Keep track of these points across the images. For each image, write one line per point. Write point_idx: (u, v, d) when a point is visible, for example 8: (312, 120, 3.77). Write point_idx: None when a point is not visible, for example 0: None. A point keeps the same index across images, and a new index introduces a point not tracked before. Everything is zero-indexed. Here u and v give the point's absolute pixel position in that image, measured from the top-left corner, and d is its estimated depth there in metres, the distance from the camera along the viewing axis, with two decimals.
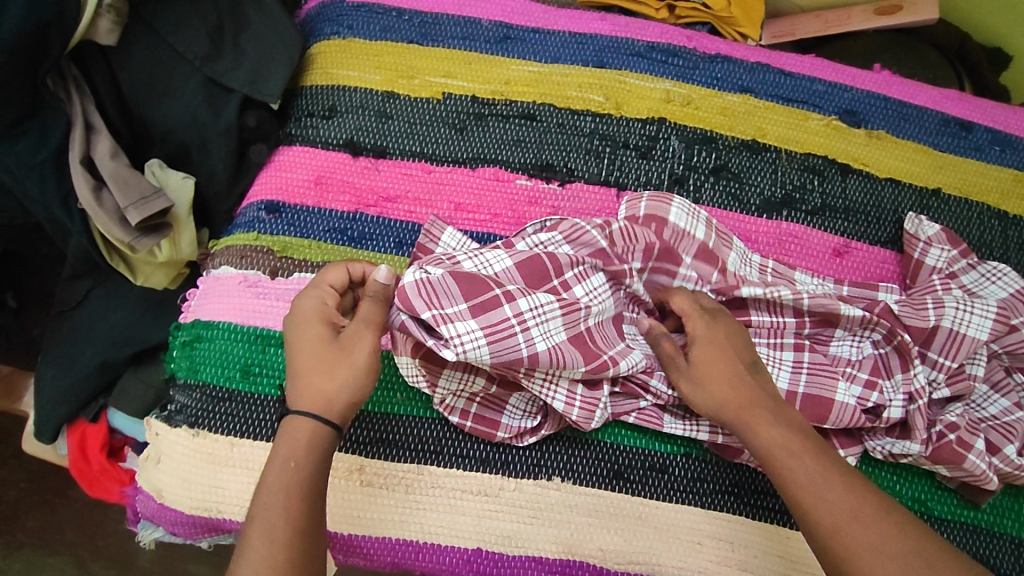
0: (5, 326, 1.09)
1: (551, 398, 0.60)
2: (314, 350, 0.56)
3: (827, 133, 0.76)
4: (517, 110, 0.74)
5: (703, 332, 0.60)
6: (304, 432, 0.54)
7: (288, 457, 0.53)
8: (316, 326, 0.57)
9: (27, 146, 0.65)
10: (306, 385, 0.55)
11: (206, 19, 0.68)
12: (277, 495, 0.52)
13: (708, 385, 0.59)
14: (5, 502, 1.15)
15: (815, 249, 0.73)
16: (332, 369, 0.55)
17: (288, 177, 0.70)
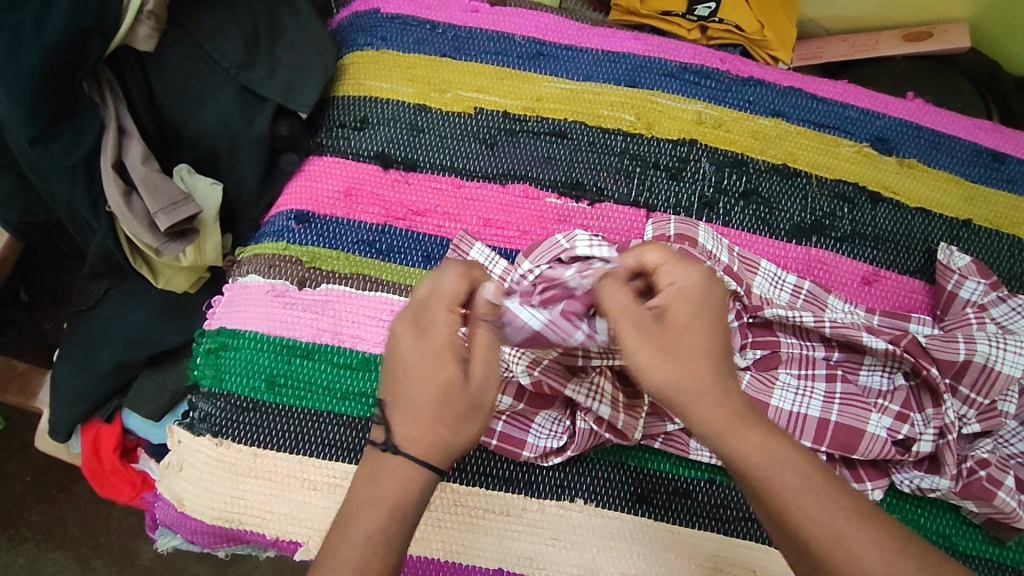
0: (17, 320, 1.09)
1: (596, 407, 0.60)
2: (429, 385, 0.49)
3: (858, 160, 0.76)
4: (548, 128, 0.74)
5: (677, 288, 0.52)
6: (399, 480, 0.48)
7: (381, 504, 0.47)
8: (445, 361, 0.49)
9: (61, 149, 0.65)
10: (408, 425, 0.49)
11: (244, 27, 0.69)
12: (377, 543, 0.46)
13: (681, 357, 0.50)
14: (9, 496, 1.14)
15: (844, 276, 0.72)
16: (451, 414, 0.49)
17: (318, 187, 0.70)
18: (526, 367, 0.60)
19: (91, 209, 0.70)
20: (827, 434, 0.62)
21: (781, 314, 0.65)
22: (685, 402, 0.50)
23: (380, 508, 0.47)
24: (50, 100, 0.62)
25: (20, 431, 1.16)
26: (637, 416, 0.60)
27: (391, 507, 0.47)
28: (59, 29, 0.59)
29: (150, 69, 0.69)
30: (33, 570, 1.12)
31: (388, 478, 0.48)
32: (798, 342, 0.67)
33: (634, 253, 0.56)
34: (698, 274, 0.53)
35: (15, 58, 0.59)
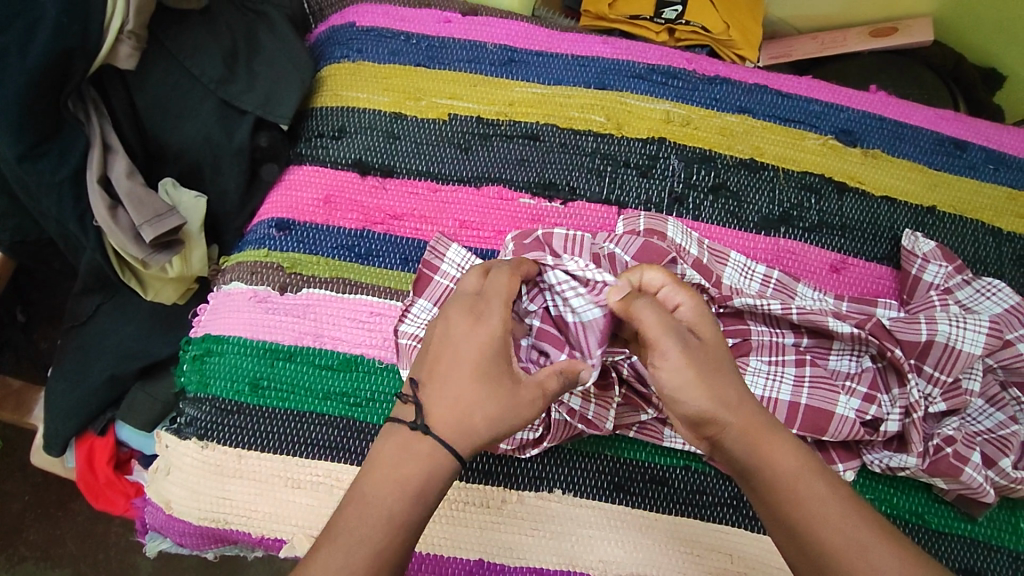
0: (12, 340, 1.11)
1: (567, 398, 0.61)
2: (474, 375, 0.51)
3: (823, 152, 0.78)
4: (521, 131, 0.76)
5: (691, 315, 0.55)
6: (423, 464, 0.49)
7: (400, 490, 0.48)
8: (498, 357, 0.52)
9: (47, 166, 0.67)
10: (449, 410, 0.51)
11: (222, 44, 0.71)
12: (390, 524, 0.47)
13: (716, 377, 0.52)
14: (8, 515, 1.15)
15: (813, 264, 0.74)
16: (494, 411, 0.51)
17: (298, 196, 0.72)
18: None
19: (78, 224, 0.72)
20: (798, 416, 0.64)
21: (750, 303, 0.67)
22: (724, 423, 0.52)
23: (398, 493, 0.48)
24: (36, 119, 0.64)
25: (18, 450, 1.18)
26: (607, 405, 0.62)
27: (414, 494, 0.48)
28: (42, 50, 0.61)
29: (133, 86, 0.71)
30: None
31: (416, 462, 0.49)
32: (767, 330, 0.69)
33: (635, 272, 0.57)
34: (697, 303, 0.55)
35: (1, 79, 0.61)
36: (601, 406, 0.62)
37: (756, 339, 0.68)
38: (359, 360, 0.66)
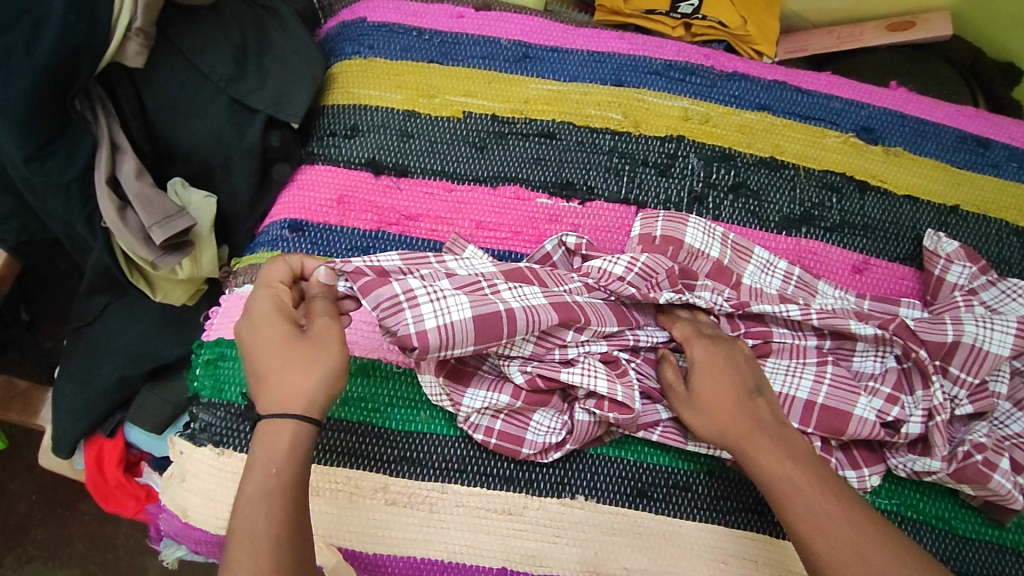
0: (16, 339, 1.09)
1: (595, 381, 0.60)
2: (278, 350, 0.55)
3: (844, 151, 0.77)
4: (537, 129, 0.75)
5: (702, 358, 0.62)
6: (282, 436, 0.53)
7: (263, 467, 0.53)
8: (278, 325, 0.56)
9: (55, 167, 0.66)
10: (276, 387, 0.54)
11: (231, 40, 0.69)
12: (261, 502, 0.51)
13: (717, 411, 0.59)
14: (16, 514, 1.15)
15: (834, 265, 0.73)
16: (300, 367, 0.55)
17: (311, 196, 0.71)
18: (519, 363, 0.62)
19: (86, 226, 0.71)
20: (813, 417, 0.63)
21: (769, 310, 0.66)
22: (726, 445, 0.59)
23: (268, 472, 0.52)
24: (43, 120, 0.63)
25: (24, 450, 1.17)
26: (632, 386, 0.62)
27: (283, 463, 0.53)
28: (49, 48, 0.59)
29: (141, 85, 0.69)
30: None
31: (275, 445, 0.53)
32: (789, 333, 0.67)
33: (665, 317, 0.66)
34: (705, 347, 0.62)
35: (7, 79, 0.59)
36: (630, 388, 0.61)
37: (778, 343, 0.67)
38: (377, 367, 0.65)
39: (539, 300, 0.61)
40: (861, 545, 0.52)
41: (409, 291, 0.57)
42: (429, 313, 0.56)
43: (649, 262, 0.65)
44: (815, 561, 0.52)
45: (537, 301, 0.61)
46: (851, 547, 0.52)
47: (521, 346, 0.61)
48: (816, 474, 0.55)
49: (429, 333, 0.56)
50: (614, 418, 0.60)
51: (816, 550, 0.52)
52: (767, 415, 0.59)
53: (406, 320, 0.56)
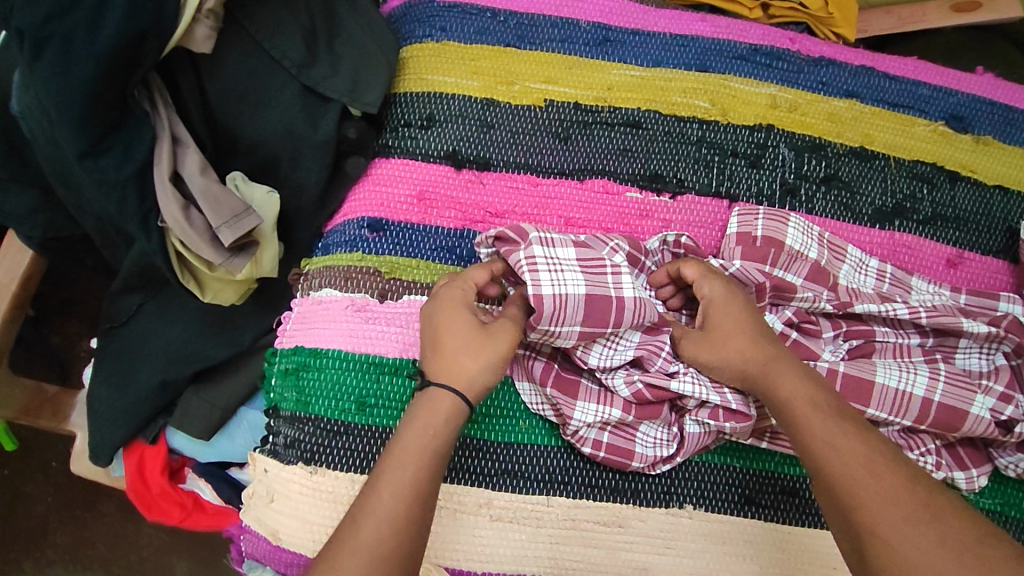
0: (24, 336, 1.04)
1: (707, 395, 0.59)
2: (459, 332, 0.55)
3: (934, 139, 0.75)
4: (622, 118, 0.71)
5: (718, 294, 0.59)
6: (441, 403, 0.53)
7: (418, 427, 0.52)
8: (462, 313, 0.56)
9: (112, 163, 0.59)
10: (449, 356, 0.54)
11: (301, 23, 0.64)
12: (412, 457, 0.50)
13: (730, 342, 0.58)
14: (30, 517, 1.07)
15: (928, 260, 0.71)
16: (470, 347, 0.55)
17: (389, 192, 0.67)
18: (625, 378, 0.60)
19: (141, 225, 0.62)
20: (930, 413, 0.61)
21: (874, 309, 0.64)
22: (751, 380, 0.57)
23: (422, 432, 0.52)
24: (103, 112, 0.57)
25: (38, 450, 1.09)
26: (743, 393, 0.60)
27: (441, 431, 0.52)
28: (114, 32, 0.54)
29: (204, 73, 0.63)
30: None
31: (438, 412, 0.53)
32: (892, 332, 0.66)
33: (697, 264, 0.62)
34: (726, 287, 0.60)
35: (68, 67, 0.54)
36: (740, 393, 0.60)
37: (881, 343, 0.65)
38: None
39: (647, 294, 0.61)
40: (880, 471, 0.50)
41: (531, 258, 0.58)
42: (546, 279, 0.57)
43: (741, 274, 0.65)
44: (833, 485, 0.50)
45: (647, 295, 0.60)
46: (869, 469, 0.50)
47: (623, 353, 0.60)
48: (851, 426, 0.52)
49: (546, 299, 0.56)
50: (732, 426, 0.59)
51: (834, 474, 0.50)
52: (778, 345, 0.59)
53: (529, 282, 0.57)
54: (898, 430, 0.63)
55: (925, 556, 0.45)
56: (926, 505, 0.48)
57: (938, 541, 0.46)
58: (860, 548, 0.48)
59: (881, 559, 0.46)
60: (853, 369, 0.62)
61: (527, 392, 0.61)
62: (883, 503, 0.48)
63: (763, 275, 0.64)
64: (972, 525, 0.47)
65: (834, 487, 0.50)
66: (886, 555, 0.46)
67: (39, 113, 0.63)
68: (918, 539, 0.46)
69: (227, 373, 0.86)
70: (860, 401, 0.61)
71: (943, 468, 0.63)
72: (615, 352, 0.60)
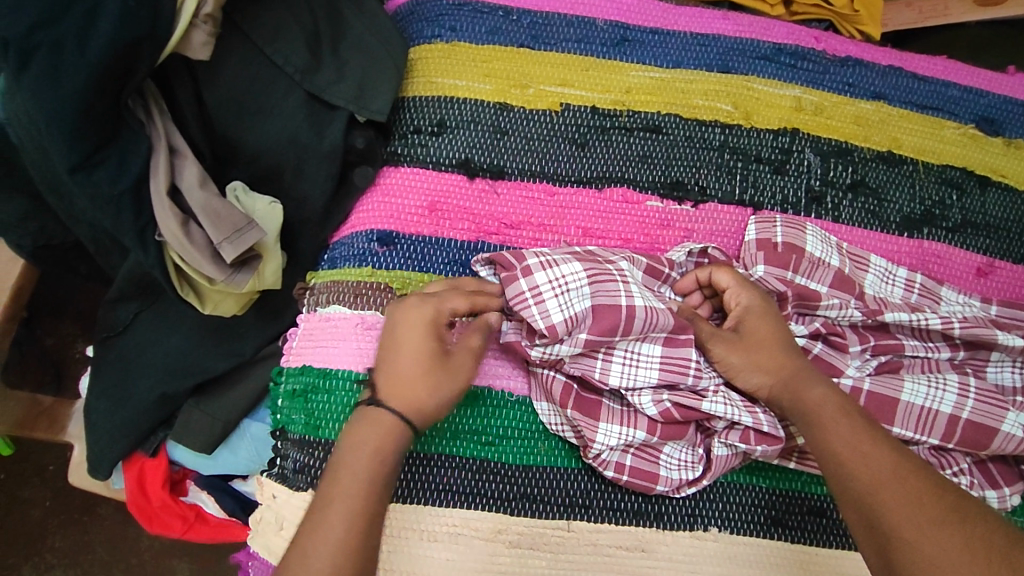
0: (15, 337, 1.01)
1: (737, 415, 0.56)
2: (417, 358, 0.53)
3: (964, 143, 0.72)
4: (641, 122, 0.67)
5: (753, 303, 0.58)
6: (382, 429, 0.51)
7: (366, 448, 0.50)
8: (430, 339, 0.53)
9: (106, 177, 0.55)
10: (393, 381, 0.52)
11: (304, 25, 0.60)
12: (359, 482, 0.48)
13: (753, 347, 0.57)
14: (27, 522, 1.04)
15: (958, 268, 0.69)
16: (431, 374, 0.52)
17: (398, 204, 0.64)
18: (652, 398, 0.57)
19: (138, 240, 0.59)
20: (957, 430, 0.58)
21: (905, 318, 0.61)
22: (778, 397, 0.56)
23: (364, 452, 0.49)
24: (95, 124, 0.53)
25: (34, 455, 1.06)
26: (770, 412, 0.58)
27: (385, 455, 0.50)
28: (106, 39, 0.50)
29: (201, 80, 0.60)
30: None
31: (381, 436, 0.50)
32: (922, 346, 0.62)
33: (706, 270, 0.61)
34: (758, 295, 0.59)
35: (56, 78, 0.50)
36: (769, 414, 0.58)
37: (910, 355, 0.62)
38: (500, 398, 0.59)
39: (659, 303, 0.57)
40: (905, 475, 0.48)
41: (533, 288, 0.55)
42: (553, 306, 0.55)
43: (762, 285, 0.62)
44: (855, 489, 0.48)
45: (658, 304, 0.57)
46: (895, 474, 0.48)
47: (647, 373, 0.57)
48: (881, 441, 0.50)
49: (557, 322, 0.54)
50: (762, 450, 0.56)
51: (856, 475, 0.49)
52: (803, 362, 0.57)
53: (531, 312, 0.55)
54: (928, 448, 0.60)
55: (950, 562, 0.43)
56: (950, 510, 0.46)
57: (963, 547, 0.44)
58: (883, 551, 0.46)
59: (904, 563, 0.44)
60: (877, 386, 0.59)
61: (546, 412, 0.59)
62: (903, 506, 0.46)
63: (785, 285, 0.61)
64: (999, 532, 0.45)
65: (854, 489, 0.49)
66: (910, 559, 0.44)
67: (27, 121, 0.60)
68: (941, 543, 0.44)
69: (229, 384, 0.83)
70: (883, 418, 0.59)
71: (974, 488, 0.60)
72: (638, 369, 0.57)
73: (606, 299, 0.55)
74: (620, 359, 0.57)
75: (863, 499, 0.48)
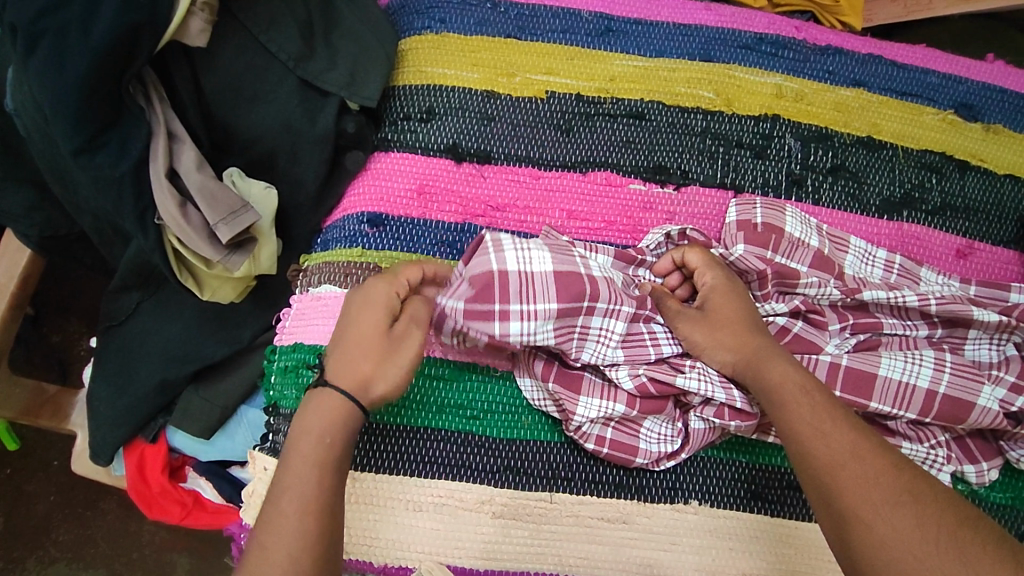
0: (23, 335, 1.04)
1: (710, 391, 0.57)
2: (363, 335, 0.53)
3: (943, 128, 0.73)
4: (625, 109, 0.69)
5: (715, 283, 0.60)
6: (337, 409, 0.51)
7: (318, 430, 0.50)
8: (377, 314, 0.54)
9: (107, 159, 0.58)
10: (343, 358, 0.53)
11: (298, 15, 0.63)
12: (310, 467, 0.49)
13: (723, 326, 0.58)
14: (32, 516, 1.06)
15: (937, 249, 0.70)
16: (362, 344, 0.53)
17: (388, 187, 0.66)
18: (628, 371, 0.58)
19: (137, 222, 0.61)
20: (934, 405, 0.59)
21: (882, 296, 0.62)
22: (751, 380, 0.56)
23: (319, 434, 0.50)
24: (97, 107, 0.56)
25: (39, 449, 1.08)
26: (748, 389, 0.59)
27: (334, 434, 0.51)
28: (107, 25, 0.53)
29: (199, 67, 0.62)
30: None
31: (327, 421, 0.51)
32: (901, 323, 0.64)
33: (677, 251, 0.62)
34: (726, 274, 0.60)
35: (60, 64, 0.53)
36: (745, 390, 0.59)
37: (888, 333, 0.63)
38: (427, 362, 0.61)
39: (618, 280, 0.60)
40: (863, 454, 0.49)
41: (496, 241, 0.57)
42: (511, 259, 0.56)
43: (741, 263, 0.63)
44: (815, 468, 0.49)
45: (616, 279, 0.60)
46: (852, 453, 0.49)
47: (612, 351, 0.58)
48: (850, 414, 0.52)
49: (510, 279, 0.56)
50: (737, 425, 0.58)
51: (816, 453, 0.50)
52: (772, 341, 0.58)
53: (490, 259, 0.56)
54: (905, 423, 0.61)
55: (904, 540, 0.44)
56: (905, 489, 0.47)
57: (916, 525, 0.45)
58: (839, 529, 0.47)
59: (858, 541, 0.46)
60: (856, 362, 0.60)
61: (530, 388, 0.60)
62: (860, 487, 0.47)
63: (764, 262, 0.62)
64: (952, 509, 0.46)
65: (813, 467, 0.50)
66: (864, 538, 0.45)
67: (33, 109, 0.62)
68: (895, 522, 0.45)
69: (226, 370, 0.85)
70: (860, 395, 0.59)
71: (953, 462, 0.61)
72: (609, 347, 0.58)
73: (566, 268, 0.57)
74: (593, 336, 0.58)
75: (821, 479, 0.49)
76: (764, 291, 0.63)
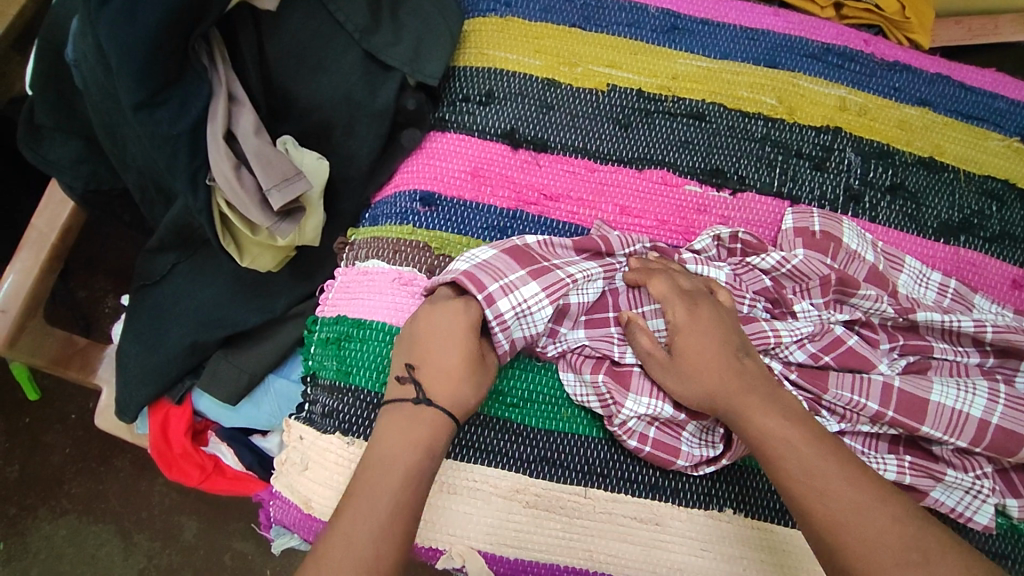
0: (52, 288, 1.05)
1: None
2: (457, 357, 0.53)
3: (1008, 155, 0.72)
4: (686, 109, 0.69)
5: (685, 319, 0.56)
6: (429, 422, 0.51)
7: (411, 440, 0.50)
8: (463, 334, 0.54)
9: (165, 116, 0.57)
10: (436, 379, 0.52)
11: None
12: (393, 477, 0.48)
13: (697, 374, 0.54)
14: (48, 466, 1.07)
15: (994, 279, 0.68)
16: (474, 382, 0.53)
17: (443, 167, 0.66)
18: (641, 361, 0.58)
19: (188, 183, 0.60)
20: (987, 436, 0.58)
21: (937, 318, 0.61)
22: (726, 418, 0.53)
23: (414, 444, 0.49)
24: (164, 63, 0.55)
25: (59, 402, 1.08)
26: None
27: (421, 444, 0.50)
28: None
29: (265, 30, 0.62)
30: (73, 544, 1.05)
31: (417, 425, 0.50)
32: (951, 349, 0.62)
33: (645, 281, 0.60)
34: (687, 305, 0.56)
35: (133, 14, 0.53)
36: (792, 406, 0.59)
37: (938, 357, 0.62)
38: None
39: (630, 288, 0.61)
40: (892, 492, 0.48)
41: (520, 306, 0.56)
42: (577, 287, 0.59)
43: (805, 265, 0.61)
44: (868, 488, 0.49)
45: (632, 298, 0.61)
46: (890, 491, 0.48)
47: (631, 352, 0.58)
48: None
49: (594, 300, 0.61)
50: None
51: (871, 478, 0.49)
52: (756, 371, 0.54)
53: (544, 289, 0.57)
54: (951, 449, 0.60)
55: None
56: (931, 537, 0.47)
57: None
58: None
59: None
60: (907, 387, 0.59)
61: (573, 382, 0.59)
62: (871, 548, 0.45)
63: (828, 268, 0.61)
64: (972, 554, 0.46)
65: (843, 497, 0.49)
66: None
67: (95, 59, 0.62)
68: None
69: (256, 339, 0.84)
70: (913, 419, 0.58)
71: (996, 494, 0.60)
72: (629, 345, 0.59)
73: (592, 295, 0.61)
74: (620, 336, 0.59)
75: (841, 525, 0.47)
76: (824, 298, 0.61)
